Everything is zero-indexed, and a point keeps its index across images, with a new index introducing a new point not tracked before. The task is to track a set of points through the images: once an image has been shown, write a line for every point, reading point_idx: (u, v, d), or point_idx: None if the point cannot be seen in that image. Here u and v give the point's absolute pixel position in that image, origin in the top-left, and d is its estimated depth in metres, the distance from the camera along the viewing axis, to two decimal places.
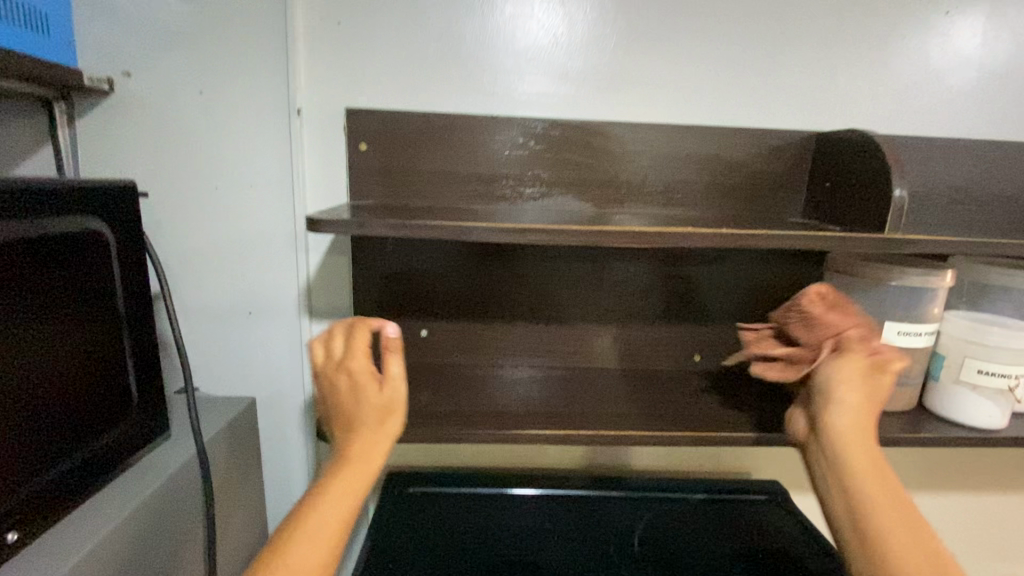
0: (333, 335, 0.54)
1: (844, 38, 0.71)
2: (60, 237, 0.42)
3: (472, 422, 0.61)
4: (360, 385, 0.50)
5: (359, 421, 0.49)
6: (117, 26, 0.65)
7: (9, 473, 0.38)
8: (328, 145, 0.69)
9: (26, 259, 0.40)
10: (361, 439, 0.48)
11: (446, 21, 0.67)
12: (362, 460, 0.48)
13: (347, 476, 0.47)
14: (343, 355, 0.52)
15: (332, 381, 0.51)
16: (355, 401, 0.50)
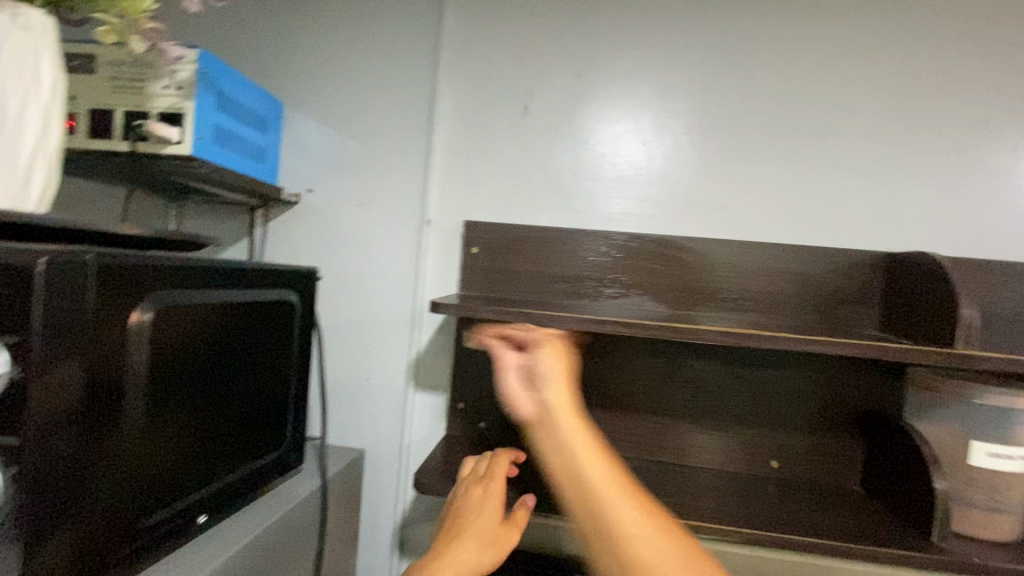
0: (487, 456, 0.68)
1: (907, 173, 0.79)
2: (272, 303, 0.57)
3: (547, 494, 0.67)
4: (486, 506, 0.62)
5: (475, 530, 0.60)
6: (308, 158, 0.89)
7: (207, 472, 0.49)
8: (447, 247, 0.85)
9: (252, 316, 0.54)
10: (464, 550, 0.58)
11: (548, 157, 0.85)
12: (462, 563, 0.58)
13: (445, 569, 0.57)
14: (483, 477, 0.65)
15: (468, 491, 0.63)
16: (477, 518, 0.60)
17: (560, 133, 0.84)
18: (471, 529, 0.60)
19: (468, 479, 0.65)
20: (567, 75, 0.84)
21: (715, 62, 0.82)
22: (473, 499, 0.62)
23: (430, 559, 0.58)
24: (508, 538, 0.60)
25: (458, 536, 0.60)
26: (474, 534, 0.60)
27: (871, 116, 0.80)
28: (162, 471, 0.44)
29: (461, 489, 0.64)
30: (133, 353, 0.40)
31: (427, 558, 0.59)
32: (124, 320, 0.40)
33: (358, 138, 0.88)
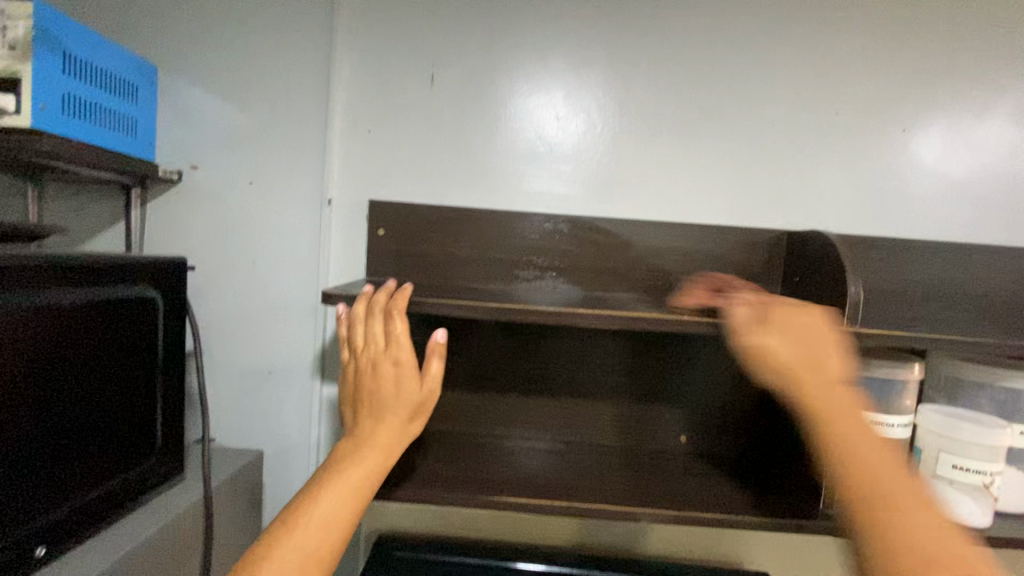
0: (368, 321, 0.62)
1: (810, 151, 0.80)
2: (123, 301, 0.50)
3: (462, 486, 0.66)
4: (404, 374, 0.60)
5: (390, 408, 0.59)
6: (189, 131, 0.80)
7: (45, 496, 0.44)
8: (351, 229, 0.80)
9: (92, 317, 0.47)
10: (385, 427, 0.59)
11: (458, 131, 0.80)
12: (389, 439, 0.58)
13: (365, 454, 0.57)
14: (380, 342, 0.61)
15: (373, 361, 0.61)
16: (390, 392, 0.60)
17: (469, 106, 0.80)
18: (393, 405, 0.59)
19: (364, 349, 0.61)
20: (474, 44, 0.79)
21: (627, 35, 0.80)
22: (387, 378, 0.60)
23: (349, 447, 0.58)
24: (426, 395, 0.61)
25: (373, 415, 0.59)
26: (393, 411, 0.59)
27: (778, 95, 0.80)
28: None
29: (362, 367, 0.61)
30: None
31: (342, 449, 0.58)
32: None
33: (247, 109, 0.79)
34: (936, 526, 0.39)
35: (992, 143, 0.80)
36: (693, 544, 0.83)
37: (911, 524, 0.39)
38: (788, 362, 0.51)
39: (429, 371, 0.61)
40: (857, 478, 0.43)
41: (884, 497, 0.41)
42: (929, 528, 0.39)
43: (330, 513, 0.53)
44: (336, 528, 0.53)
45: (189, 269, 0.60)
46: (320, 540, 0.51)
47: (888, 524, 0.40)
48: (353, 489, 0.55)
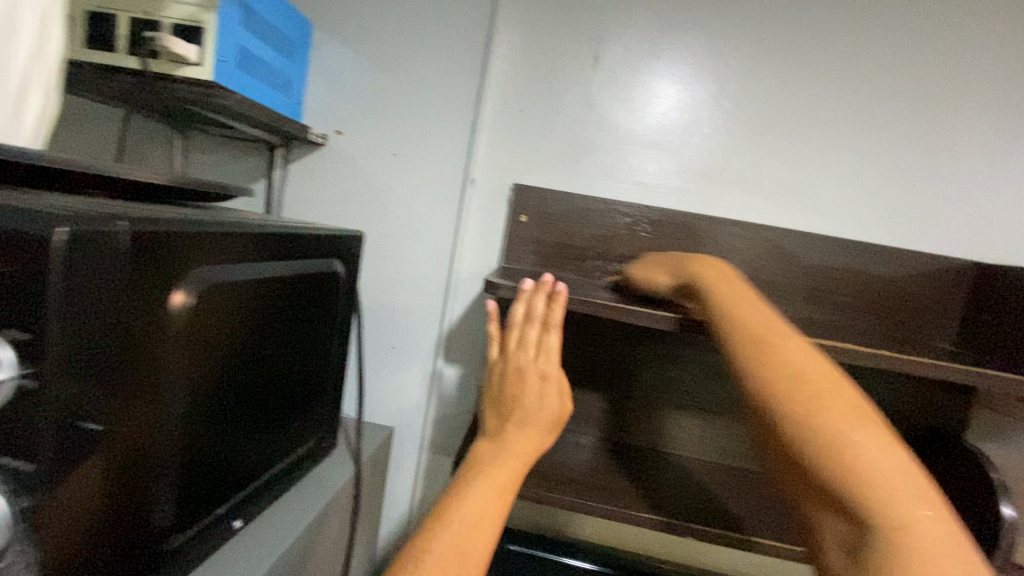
0: (526, 325, 0.60)
1: (1009, 173, 0.72)
2: (317, 276, 0.49)
3: (591, 491, 0.63)
4: (545, 386, 0.57)
5: (531, 417, 0.56)
6: (338, 94, 0.78)
7: (244, 467, 0.43)
8: (491, 211, 0.76)
9: (296, 292, 0.46)
10: (525, 435, 0.55)
11: (614, 118, 0.75)
12: (526, 449, 0.54)
13: (506, 460, 0.52)
14: (531, 350, 0.59)
15: (521, 367, 0.58)
16: (534, 400, 0.56)
17: (629, 90, 0.74)
18: (533, 412, 0.56)
19: (513, 353, 0.60)
20: (640, 22, 0.73)
21: (813, 25, 0.72)
22: (533, 386, 0.57)
23: (483, 456, 0.53)
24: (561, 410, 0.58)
25: (513, 421, 0.56)
26: (534, 421, 0.56)
27: (978, 107, 0.71)
28: (196, 474, 0.38)
29: (508, 368, 0.59)
30: (164, 344, 0.33)
31: (479, 455, 0.53)
32: (159, 302, 0.32)
33: (398, 76, 0.76)
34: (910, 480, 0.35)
35: None
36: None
37: (891, 488, 0.34)
38: (748, 322, 0.44)
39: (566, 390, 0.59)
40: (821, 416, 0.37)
41: (872, 456, 0.35)
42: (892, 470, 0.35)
43: (478, 516, 0.47)
44: (486, 531, 0.47)
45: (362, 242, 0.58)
46: (473, 538, 0.45)
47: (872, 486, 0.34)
48: (498, 494, 0.49)
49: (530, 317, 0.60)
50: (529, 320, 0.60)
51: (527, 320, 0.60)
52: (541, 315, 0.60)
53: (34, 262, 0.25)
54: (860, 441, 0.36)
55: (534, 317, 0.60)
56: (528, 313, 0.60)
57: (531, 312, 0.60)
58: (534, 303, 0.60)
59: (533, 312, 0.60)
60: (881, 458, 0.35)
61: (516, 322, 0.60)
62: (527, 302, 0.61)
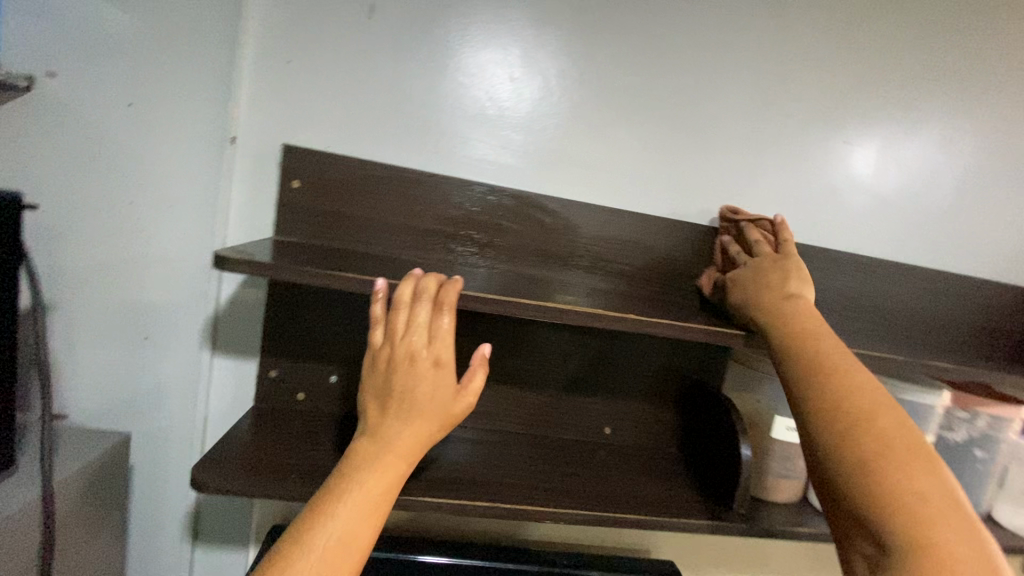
0: (416, 305, 0.53)
1: (763, 151, 0.79)
2: None
3: None
4: (444, 377, 0.52)
5: (424, 408, 0.51)
6: (47, 27, 0.62)
7: None
8: (258, 178, 0.67)
9: None
10: (409, 429, 0.51)
11: (397, 78, 0.69)
12: (409, 446, 0.50)
13: (384, 464, 0.49)
14: (423, 335, 0.53)
15: (411, 352, 0.52)
16: (427, 391, 0.52)
17: (412, 48, 0.69)
18: (425, 405, 0.51)
19: (400, 339, 0.53)
20: None
21: None
22: (424, 375, 0.52)
23: (361, 456, 0.49)
24: (461, 399, 0.53)
25: (395, 417, 0.51)
26: (429, 414, 0.51)
27: (737, 88, 0.77)
28: None
29: (396, 357, 0.52)
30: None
31: (357, 457, 0.49)
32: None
33: (128, 10, 0.63)
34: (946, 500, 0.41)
35: (921, 163, 0.84)
36: (602, 534, 0.83)
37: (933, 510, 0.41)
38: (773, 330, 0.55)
39: (474, 378, 0.54)
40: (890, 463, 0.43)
41: (874, 430, 0.45)
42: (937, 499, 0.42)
43: (343, 534, 0.44)
44: (352, 548, 0.44)
45: (23, 208, 0.47)
46: (339, 561, 0.44)
47: (928, 521, 0.40)
48: (371, 507, 0.46)
49: (421, 298, 0.53)
50: (422, 303, 0.53)
51: (428, 309, 0.53)
52: (423, 298, 0.53)
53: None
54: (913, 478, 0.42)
55: (437, 301, 0.53)
56: (418, 291, 0.54)
57: (419, 293, 0.54)
58: (416, 283, 0.54)
59: (411, 294, 0.54)
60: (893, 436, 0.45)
61: (408, 306, 0.53)
62: (412, 288, 0.54)
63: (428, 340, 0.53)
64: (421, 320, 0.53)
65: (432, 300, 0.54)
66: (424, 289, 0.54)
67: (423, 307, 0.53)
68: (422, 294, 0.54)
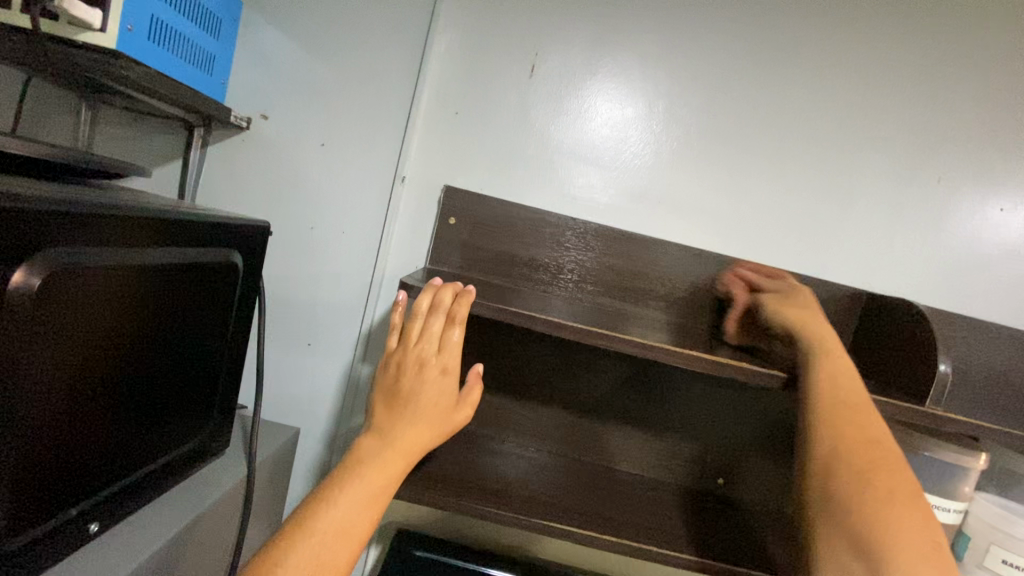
0: (432, 314, 0.54)
1: (904, 212, 0.78)
2: (213, 265, 0.47)
3: (492, 497, 0.64)
4: (440, 384, 0.51)
5: (425, 413, 0.50)
6: (267, 79, 0.75)
7: (110, 463, 0.41)
8: (418, 212, 0.76)
9: (183, 282, 0.44)
10: (414, 431, 0.49)
11: (547, 130, 0.76)
12: (413, 447, 0.48)
13: (386, 460, 0.46)
14: (434, 343, 0.53)
15: (420, 359, 0.52)
16: (431, 397, 0.51)
17: (563, 104, 0.76)
18: (417, 407, 0.50)
19: (412, 344, 0.53)
20: (580, 39, 0.75)
21: (737, 60, 0.76)
22: (429, 380, 0.51)
23: (363, 450, 0.47)
24: (461, 410, 0.53)
25: (401, 418, 0.49)
26: (429, 420, 0.50)
27: (880, 147, 0.77)
28: (51, 470, 0.36)
29: (408, 360, 0.52)
30: (4, 328, 0.30)
31: (359, 450, 0.47)
32: (4, 284, 0.30)
33: (333, 65, 0.74)
34: (928, 544, 0.43)
35: None
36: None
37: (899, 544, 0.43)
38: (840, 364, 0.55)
39: (470, 395, 0.54)
40: (873, 491, 0.46)
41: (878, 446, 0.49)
42: (909, 538, 0.43)
43: (339, 524, 0.42)
44: (350, 542, 0.42)
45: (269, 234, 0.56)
46: (332, 551, 0.41)
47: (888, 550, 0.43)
48: (369, 502, 0.44)
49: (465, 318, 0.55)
50: (433, 314, 0.54)
51: (438, 321, 0.53)
52: (439, 313, 0.54)
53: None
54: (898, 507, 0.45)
55: (453, 318, 0.53)
56: (451, 310, 0.54)
57: (433, 303, 0.54)
58: (440, 291, 0.54)
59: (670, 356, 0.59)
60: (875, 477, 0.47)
61: (422, 309, 0.54)
62: (437, 300, 0.54)
63: (434, 348, 0.52)
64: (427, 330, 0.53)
65: (444, 313, 0.54)
66: (443, 304, 0.54)
67: (438, 318, 0.53)
68: (445, 310, 0.54)
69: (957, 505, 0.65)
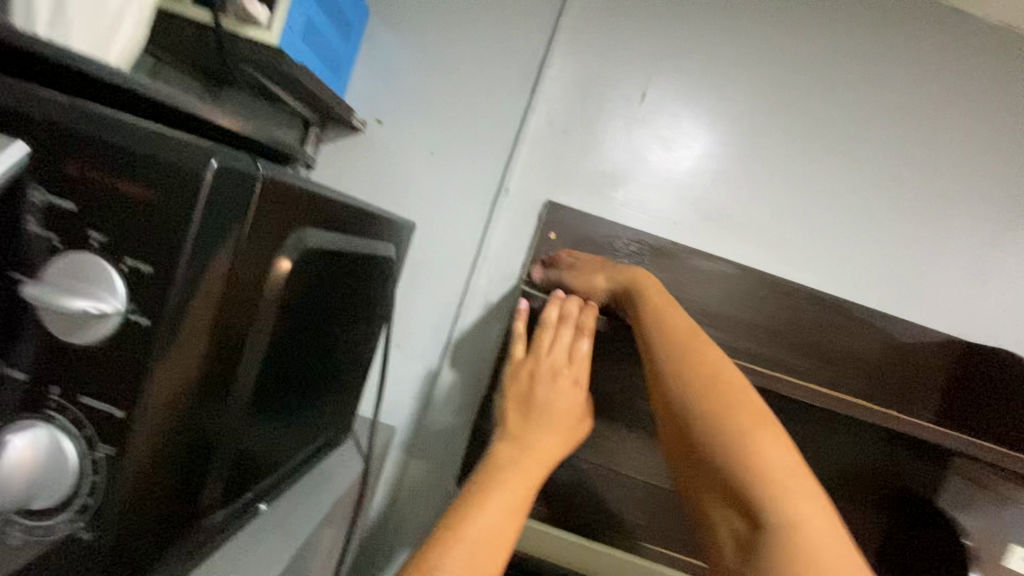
0: (563, 324, 0.55)
1: (997, 263, 0.78)
2: (375, 260, 0.48)
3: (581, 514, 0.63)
4: (570, 393, 0.53)
5: (559, 421, 0.51)
6: (385, 85, 0.77)
7: (283, 446, 0.41)
8: (520, 225, 0.77)
9: (359, 276, 0.45)
10: (550, 439, 0.50)
11: (650, 155, 0.78)
12: (548, 455, 0.50)
13: (527, 466, 0.48)
14: (564, 354, 0.54)
15: (551, 368, 0.53)
16: (563, 405, 0.52)
17: (668, 130, 0.78)
18: (547, 413, 0.51)
19: (544, 354, 0.54)
20: (688, 71, 0.78)
21: (839, 102, 0.79)
22: (561, 390, 0.52)
23: (503, 455, 0.49)
24: (585, 420, 0.54)
25: (537, 425, 0.51)
26: (562, 427, 0.51)
27: (976, 197, 0.78)
28: (252, 448, 0.36)
29: (541, 370, 0.53)
30: (264, 308, 0.32)
31: (498, 454, 0.49)
32: (271, 263, 0.31)
33: (449, 76, 0.77)
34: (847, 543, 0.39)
35: None
36: None
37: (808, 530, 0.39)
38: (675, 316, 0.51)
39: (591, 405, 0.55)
40: (738, 453, 0.42)
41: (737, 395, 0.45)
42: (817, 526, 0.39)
43: (497, 525, 0.44)
44: (501, 543, 0.43)
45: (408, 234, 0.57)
46: (490, 551, 0.42)
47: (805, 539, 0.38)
48: (516, 505, 0.46)
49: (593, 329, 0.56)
50: (564, 326, 0.55)
51: (568, 332, 0.55)
52: (569, 324, 0.55)
53: (192, 195, 0.24)
54: (760, 458, 0.42)
55: (583, 328, 0.55)
56: (581, 322, 0.55)
57: (562, 313, 0.56)
58: (570, 303, 0.56)
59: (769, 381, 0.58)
60: (761, 446, 0.42)
61: (552, 318, 0.55)
62: (566, 313, 0.56)
63: (566, 360, 0.54)
64: (558, 340, 0.54)
65: (575, 324, 0.55)
66: (574, 317, 0.56)
67: (569, 329, 0.55)
68: (575, 322, 0.55)
69: None
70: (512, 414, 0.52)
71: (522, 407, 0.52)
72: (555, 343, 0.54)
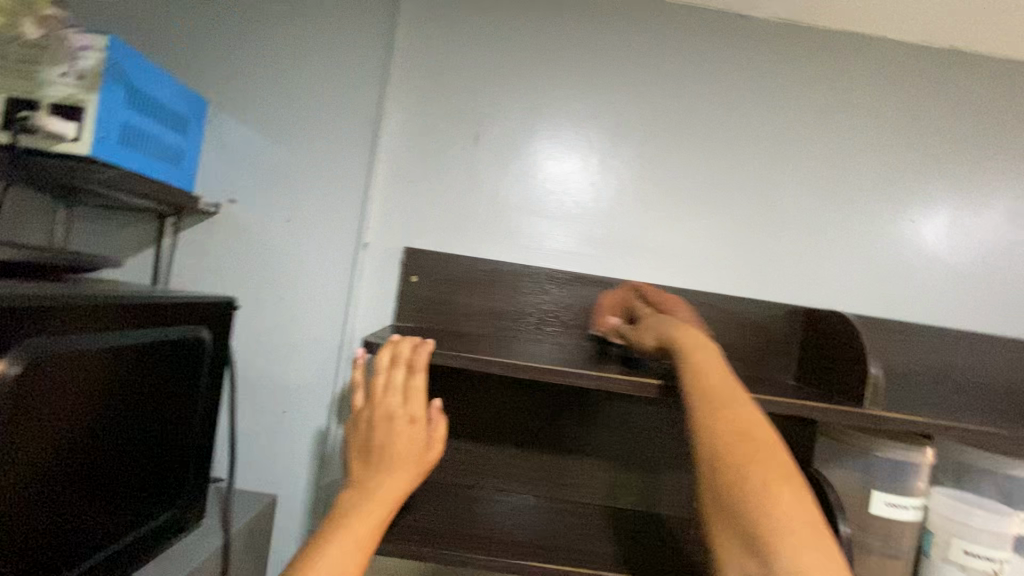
0: (394, 366, 0.58)
1: (827, 230, 0.85)
2: (177, 344, 0.51)
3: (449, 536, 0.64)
4: (408, 431, 0.55)
5: (399, 460, 0.54)
6: (232, 167, 0.81)
7: (86, 539, 0.43)
8: (382, 274, 0.81)
9: (150, 359, 0.48)
10: (392, 479, 0.53)
11: (495, 188, 0.83)
12: (391, 494, 0.52)
13: (367, 510, 0.51)
14: (398, 396, 0.57)
15: (387, 412, 0.56)
16: (403, 444, 0.55)
17: (507, 162, 0.83)
18: (389, 455, 0.54)
19: (379, 399, 0.57)
20: (517, 105, 0.84)
21: (659, 109, 0.85)
22: (401, 430, 0.55)
23: (345, 505, 0.52)
24: (433, 448, 0.56)
25: (377, 469, 0.53)
26: (404, 464, 0.54)
27: (796, 175, 0.85)
28: (31, 550, 0.38)
29: (377, 415, 0.56)
30: None
31: (343, 506, 0.52)
32: None
33: (293, 148, 0.81)
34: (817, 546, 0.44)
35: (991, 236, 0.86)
36: None
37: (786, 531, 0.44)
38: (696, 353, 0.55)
39: (438, 431, 0.57)
40: (751, 479, 0.46)
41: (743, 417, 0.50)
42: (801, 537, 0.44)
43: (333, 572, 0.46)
44: None
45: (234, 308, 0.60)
46: None
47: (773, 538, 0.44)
48: (359, 548, 0.49)
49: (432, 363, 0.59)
50: (397, 368, 0.58)
51: (402, 374, 0.58)
52: (400, 366, 0.58)
53: None
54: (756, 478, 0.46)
55: (413, 367, 0.57)
56: (410, 361, 0.58)
57: (394, 356, 0.58)
58: (404, 343, 0.58)
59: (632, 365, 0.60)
60: (755, 469, 0.47)
61: (386, 362, 0.58)
62: (396, 355, 0.58)
63: (400, 400, 0.57)
64: (393, 382, 0.57)
65: (406, 364, 0.58)
66: (404, 357, 0.58)
67: (402, 371, 0.57)
68: (405, 361, 0.58)
69: (915, 501, 0.68)
70: (359, 463, 0.55)
71: (364, 454, 0.55)
72: (392, 386, 0.57)
